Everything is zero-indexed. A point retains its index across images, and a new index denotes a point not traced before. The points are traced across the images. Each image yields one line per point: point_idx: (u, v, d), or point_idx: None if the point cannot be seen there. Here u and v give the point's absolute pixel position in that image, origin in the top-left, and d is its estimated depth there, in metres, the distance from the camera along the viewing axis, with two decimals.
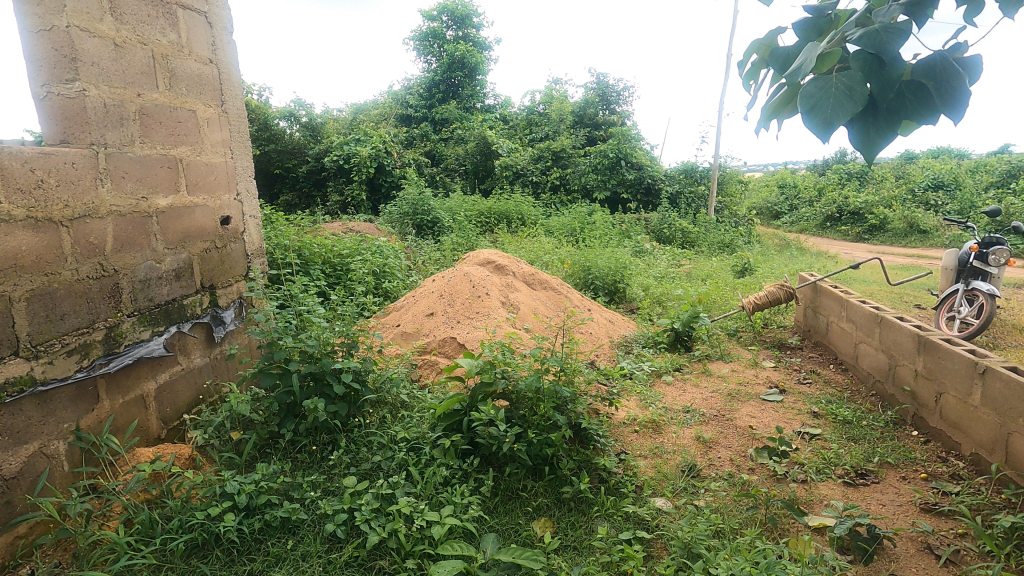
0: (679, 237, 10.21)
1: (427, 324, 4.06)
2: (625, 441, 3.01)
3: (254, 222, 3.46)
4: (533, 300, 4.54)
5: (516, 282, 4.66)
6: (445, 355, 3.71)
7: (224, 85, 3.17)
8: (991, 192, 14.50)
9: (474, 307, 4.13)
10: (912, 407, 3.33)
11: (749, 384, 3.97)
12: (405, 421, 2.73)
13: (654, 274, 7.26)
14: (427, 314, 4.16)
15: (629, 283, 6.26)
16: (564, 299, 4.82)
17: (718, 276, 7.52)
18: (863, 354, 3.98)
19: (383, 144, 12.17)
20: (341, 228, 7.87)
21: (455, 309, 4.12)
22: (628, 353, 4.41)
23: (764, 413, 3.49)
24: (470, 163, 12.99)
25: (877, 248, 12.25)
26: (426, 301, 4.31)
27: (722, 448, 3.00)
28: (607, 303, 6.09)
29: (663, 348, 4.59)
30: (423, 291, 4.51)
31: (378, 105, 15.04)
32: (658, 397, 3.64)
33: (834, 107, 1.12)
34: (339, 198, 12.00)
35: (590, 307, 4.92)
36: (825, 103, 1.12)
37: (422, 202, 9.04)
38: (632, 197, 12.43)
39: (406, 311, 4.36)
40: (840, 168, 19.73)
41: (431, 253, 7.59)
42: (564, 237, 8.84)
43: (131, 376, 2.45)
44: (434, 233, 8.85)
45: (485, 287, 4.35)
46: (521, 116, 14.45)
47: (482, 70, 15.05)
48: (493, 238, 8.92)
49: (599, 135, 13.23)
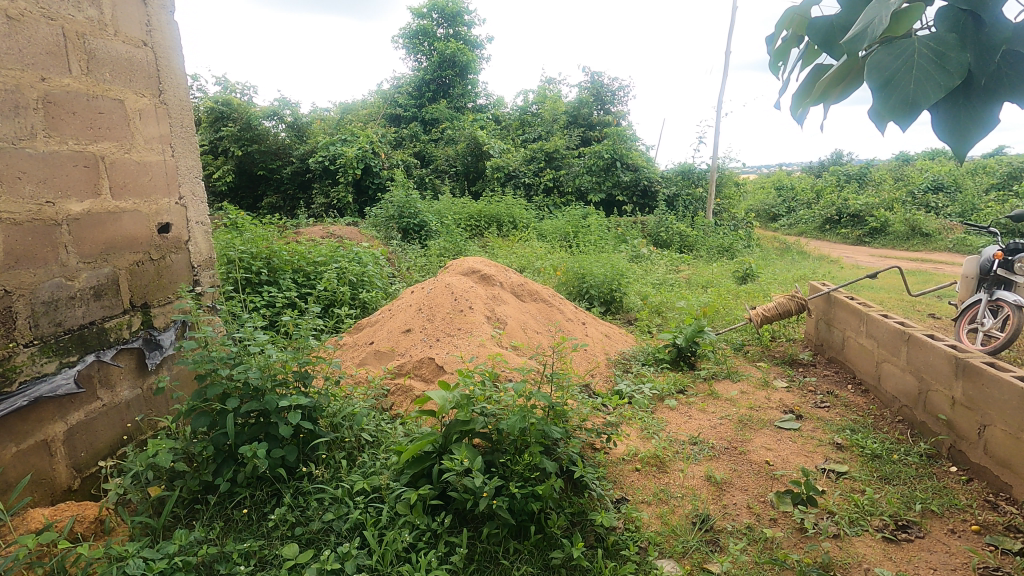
0: (678, 241, 9.81)
1: (403, 342, 3.66)
2: (624, 482, 2.61)
3: (203, 230, 3.02)
4: (521, 314, 4.13)
5: (503, 293, 4.24)
6: (421, 378, 3.32)
7: (163, 71, 2.74)
8: (993, 195, 14.29)
9: (454, 323, 3.72)
10: (950, 439, 2.94)
11: (761, 409, 3.58)
12: (366, 465, 2.31)
13: (652, 282, 6.86)
14: (403, 330, 3.76)
15: (626, 291, 5.85)
16: (557, 312, 4.40)
17: (719, 284, 7.13)
18: (886, 375, 3.60)
19: (370, 144, 11.75)
20: (321, 232, 7.44)
21: (434, 325, 3.72)
22: (626, 372, 3.99)
23: (780, 444, 3.10)
24: (461, 165, 12.58)
25: (879, 252, 11.94)
26: (403, 316, 3.90)
27: (737, 491, 2.60)
28: (603, 313, 5.67)
29: (665, 366, 4.18)
30: (400, 304, 4.10)
31: (366, 104, 14.60)
32: (661, 425, 3.24)
33: (922, 83, 0.69)
34: (324, 199, 11.57)
35: (584, 320, 4.51)
36: (907, 76, 0.69)
37: (409, 204, 8.61)
38: (627, 200, 12.06)
39: (380, 327, 3.94)
40: (838, 170, 19.51)
41: (416, 260, 7.15)
42: (558, 242, 8.43)
43: (30, 419, 2.03)
44: (420, 237, 8.43)
45: (468, 299, 3.94)
46: (514, 116, 14.06)
47: (473, 69, 14.64)
48: (483, 242, 8.50)
49: (594, 135, 12.84)
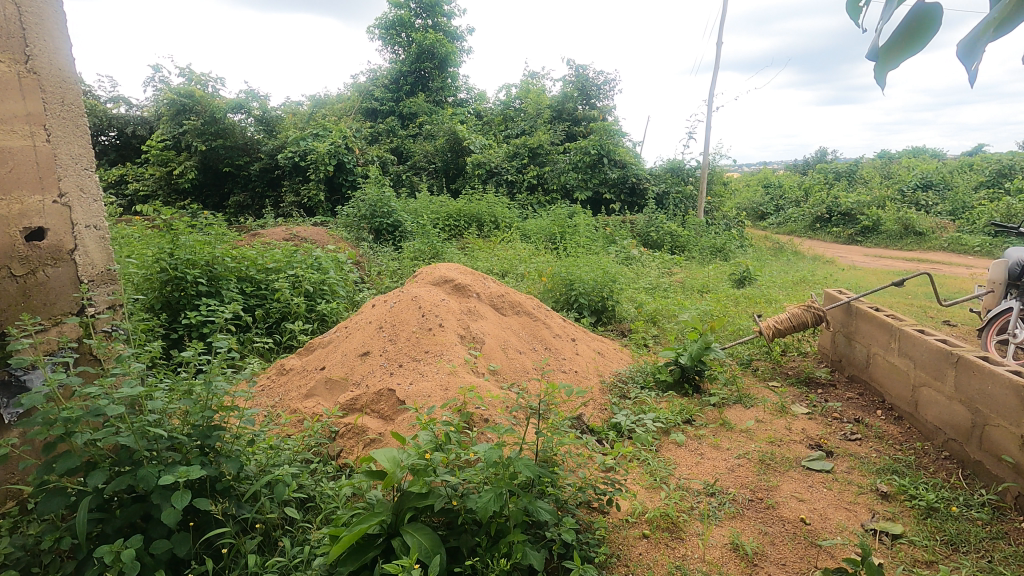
0: (669, 241, 9.32)
1: (360, 369, 3.06)
2: (631, 559, 2.05)
3: (98, 237, 2.40)
4: (501, 331, 3.54)
5: (481, 306, 3.64)
6: (378, 415, 2.75)
7: (30, 30, 2.10)
8: (983, 193, 14.08)
9: (421, 344, 3.12)
10: (1018, 486, 2.44)
11: (784, 443, 3.04)
12: (288, 557, 1.72)
13: (644, 286, 6.33)
14: (361, 353, 3.16)
15: (618, 299, 5.29)
16: (543, 327, 3.81)
17: (716, 288, 6.62)
18: (926, 402, 3.08)
19: (344, 139, 11.10)
20: (284, 233, 6.80)
21: (397, 348, 3.12)
22: (624, 397, 3.44)
23: (813, 493, 2.57)
24: (440, 161, 11.94)
25: (873, 251, 11.61)
26: (360, 335, 3.29)
27: (772, 566, 2.06)
28: (594, 324, 5.11)
29: (667, 389, 3.63)
30: (357, 320, 3.47)
31: (341, 97, 13.88)
32: (668, 469, 2.69)
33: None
34: (295, 198, 10.92)
35: (574, 336, 3.94)
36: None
37: (382, 203, 8.00)
38: (615, 197, 11.56)
39: (333, 348, 3.33)
40: (825, 167, 19.25)
41: (388, 265, 6.53)
42: (543, 244, 7.87)
43: None
44: (394, 238, 7.82)
45: (438, 313, 3.33)
46: (496, 111, 13.45)
47: (453, 61, 14.00)
48: (462, 244, 7.92)
49: (579, 130, 12.29)
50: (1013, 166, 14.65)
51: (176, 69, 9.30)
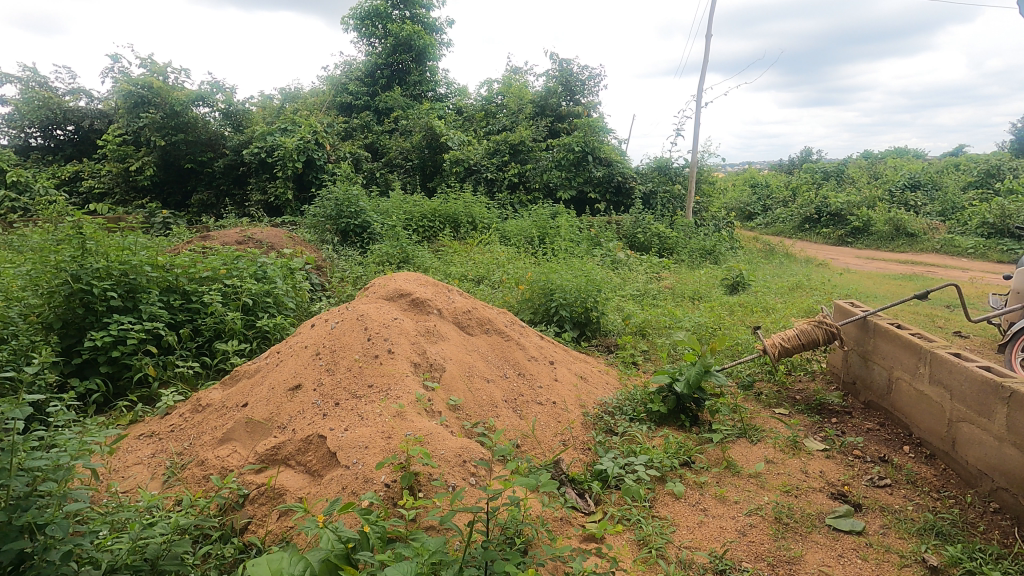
0: (657, 243, 8.84)
1: (288, 408, 2.49)
2: None
3: None
4: (465, 357, 2.98)
5: (442, 326, 3.08)
6: (304, 471, 2.20)
7: None
8: (972, 193, 13.87)
9: (364, 377, 2.55)
10: None
11: (802, 493, 2.53)
12: None
13: (630, 294, 5.82)
14: (291, 387, 2.58)
15: (604, 310, 4.77)
16: (516, 349, 3.26)
17: (709, 296, 6.14)
18: (968, 441, 2.60)
19: (314, 134, 10.47)
20: (237, 235, 6.18)
21: (335, 380, 2.56)
22: (610, 434, 2.92)
23: (845, 565, 2.07)
24: (417, 158, 11.34)
25: (865, 252, 11.27)
26: (293, 363, 2.71)
27: None
28: (577, 339, 4.57)
29: (660, 422, 3.11)
30: (292, 343, 2.88)
31: (313, 91, 13.20)
32: (665, 535, 2.17)
33: None
34: (261, 196, 10.27)
35: (552, 358, 3.39)
36: None
37: (350, 202, 7.40)
38: (600, 197, 11.08)
39: (259, 379, 2.74)
40: (812, 167, 18.97)
41: (352, 271, 5.97)
42: (524, 247, 7.34)
43: None
44: (362, 240, 7.23)
45: (388, 336, 2.76)
46: (477, 106, 12.87)
47: (431, 54, 13.39)
48: (436, 247, 7.35)
49: (563, 127, 11.78)
50: (1001, 166, 14.43)
51: (135, 60, 8.63)
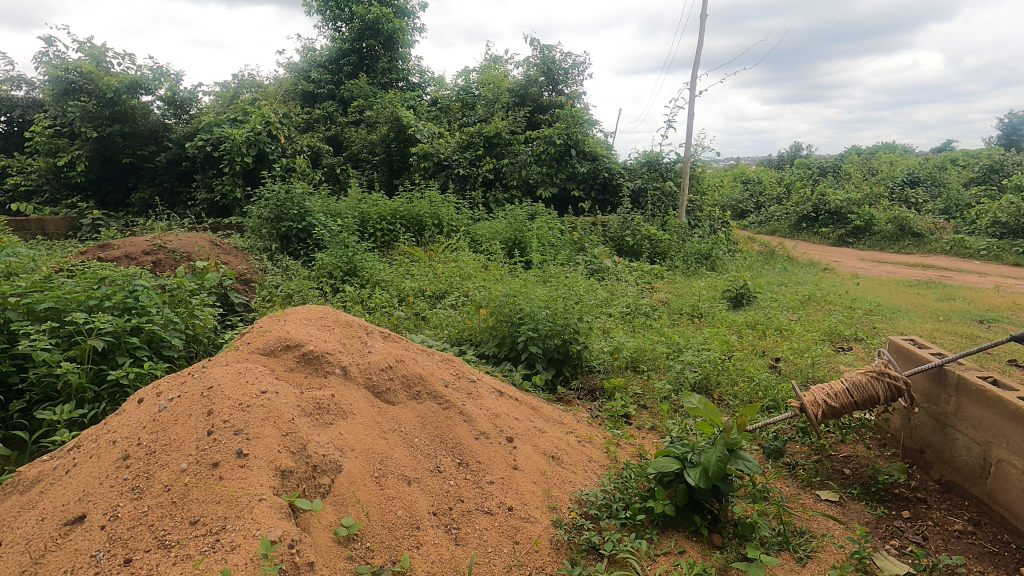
0: (647, 247, 7.91)
1: (49, 565, 1.47)
2: None
3: None
4: (372, 445, 1.99)
5: (343, 397, 2.09)
6: None
7: None
8: (976, 189, 13.11)
9: (187, 505, 1.55)
10: None
11: None
12: None
13: (618, 313, 4.86)
14: (70, 520, 1.57)
15: (586, 342, 3.77)
16: (458, 422, 2.27)
17: (712, 313, 5.19)
18: None
19: (266, 124, 9.37)
20: (147, 241, 5.14)
21: (137, 509, 1.55)
22: (593, 557, 1.94)
23: None
24: (382, 152, 10.28)
25: (870, 254, 10.43)
26: (85, 474, 1.70)
27: None
28: (551, 381, 3.58)
29: (666, 530, 2.13)
30: (103, 433, 1.86)
31: (272, 78, 12.04)
32: None
33: None
34: (207, 194, 9.17)
35: (511, 432, 2.40)
36: None
37: (293, 202, 6.36)
38: (584, 195, 10.14)
39: (32, 499, 1.72)
40: (805, 164, 18.15)
41: (284, 286, 4.94)
42: (496, 255, 6.35)
43: None
44: (306, 247, 6.19)
45: (243, 425, 1.76)
46: (452, 96, 11.79)
47: (403, 40, 12.28)
48: (394, 254, 6.33)
49: (544, 118, 10.78)
50: (1004, 161, 13.70)
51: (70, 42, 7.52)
